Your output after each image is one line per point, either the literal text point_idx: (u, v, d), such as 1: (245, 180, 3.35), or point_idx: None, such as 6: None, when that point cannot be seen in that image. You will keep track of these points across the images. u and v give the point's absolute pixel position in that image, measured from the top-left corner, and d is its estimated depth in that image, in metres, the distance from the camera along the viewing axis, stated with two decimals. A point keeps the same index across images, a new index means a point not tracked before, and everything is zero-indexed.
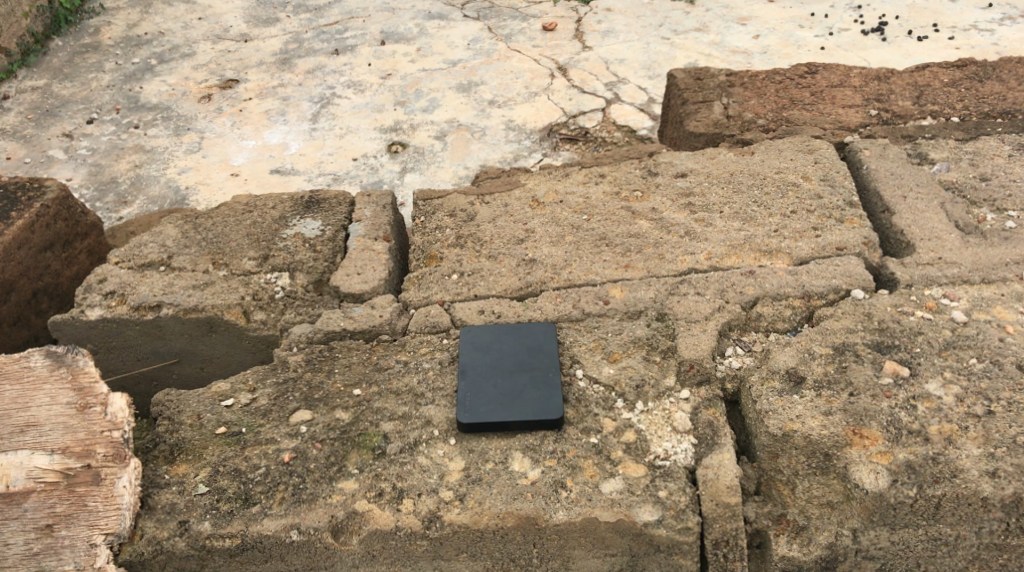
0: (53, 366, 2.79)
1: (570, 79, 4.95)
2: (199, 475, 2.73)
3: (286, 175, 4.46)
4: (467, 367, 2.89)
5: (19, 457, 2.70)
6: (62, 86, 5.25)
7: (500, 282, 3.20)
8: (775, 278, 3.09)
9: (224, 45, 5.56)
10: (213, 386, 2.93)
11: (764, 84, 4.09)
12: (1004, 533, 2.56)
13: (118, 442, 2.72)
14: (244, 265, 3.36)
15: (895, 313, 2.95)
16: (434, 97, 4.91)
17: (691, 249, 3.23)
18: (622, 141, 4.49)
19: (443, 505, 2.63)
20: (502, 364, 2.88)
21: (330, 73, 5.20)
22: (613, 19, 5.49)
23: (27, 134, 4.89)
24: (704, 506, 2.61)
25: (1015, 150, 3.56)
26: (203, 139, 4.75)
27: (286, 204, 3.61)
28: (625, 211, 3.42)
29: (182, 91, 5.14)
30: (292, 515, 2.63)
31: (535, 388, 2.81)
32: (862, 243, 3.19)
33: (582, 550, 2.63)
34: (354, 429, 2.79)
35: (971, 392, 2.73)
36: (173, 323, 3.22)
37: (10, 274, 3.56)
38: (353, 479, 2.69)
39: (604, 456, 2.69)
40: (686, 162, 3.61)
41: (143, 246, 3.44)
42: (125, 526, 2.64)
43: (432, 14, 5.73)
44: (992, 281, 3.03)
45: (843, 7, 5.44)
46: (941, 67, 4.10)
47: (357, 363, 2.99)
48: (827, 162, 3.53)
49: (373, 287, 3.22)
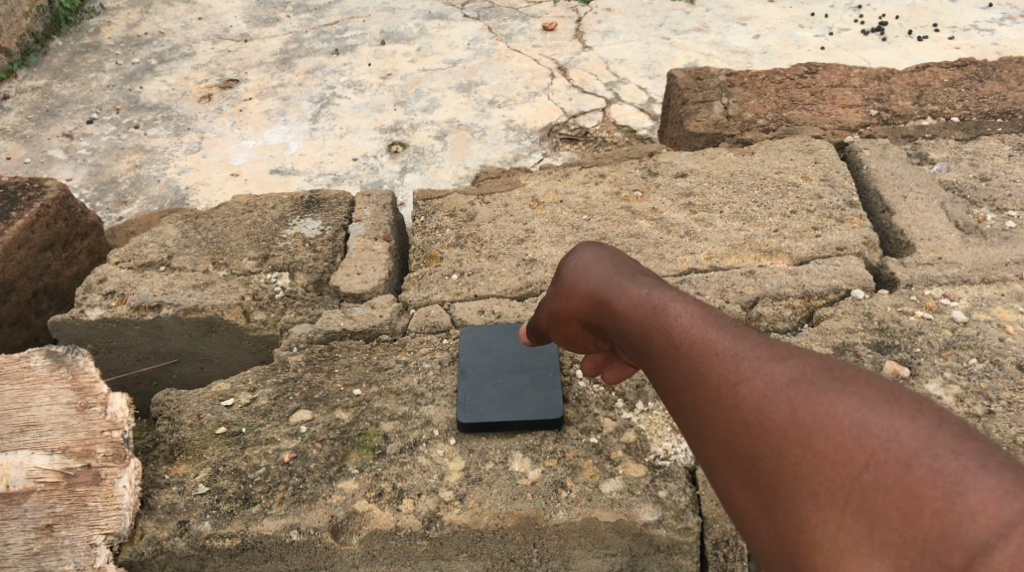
0: (53, 366, 2.79)
1: (570, 79, 4.94)
2: (199, 475, 2.73)
3: (286, 176, 4.46)
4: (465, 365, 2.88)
5: (19, 457, 2.70)
6: (61, 86, 5.25)
7: (500, 283, 3.20)
8: (775, 278, 3.09)
9: (224, 45, 5.56)
10: (213, 386, 2.93)
11: (764, 84, 4.09)
12: None
13: (118, 442, 2.72)
14: (244, 265, 3.36)
15: (895, 312, 2.95)
16: (434, 96, 4.91)
17: (691, 249, 3.23)
18: (623, 141, 4.49)
19: (443, 505, 2.63)
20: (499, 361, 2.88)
21: (330, 73, 5.20)
22: (614, 19, 5.49)
23: (27, 134, 4.89)
24: (704, 506, 2.61)
25: (1015, 150, 3.56)
26: (203, 139, 4.75)
27: (286, 204, 3.61)
28: (624, 210, 3.42)
29: (182, 91, 5.14)
30: (292, 515, 2.63)
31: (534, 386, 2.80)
32: (862, 243, 3.19)
33: (583, 549, 2.64)
34: (354, 429, 2.79)
35: (971, 392, 2.72)
36: (172, 323, 3.22)
37: (10, 274, 3.55)
38: (353, 479, 2.69)
39: (604, 456, 2.69)
40: (686, 162, 3.61)
41: (143, 246, 3.44)
42: (125, 526, 2.64)
43: (432, 15, 5.73)
44: (992, 281, 3.03)
45: (843, 7, 5.44)
46: (942, 67, 4.10)
47: (357, 363, 2.98)
48: (827, 162, 3.53)
49: (373, 287, 3.23)
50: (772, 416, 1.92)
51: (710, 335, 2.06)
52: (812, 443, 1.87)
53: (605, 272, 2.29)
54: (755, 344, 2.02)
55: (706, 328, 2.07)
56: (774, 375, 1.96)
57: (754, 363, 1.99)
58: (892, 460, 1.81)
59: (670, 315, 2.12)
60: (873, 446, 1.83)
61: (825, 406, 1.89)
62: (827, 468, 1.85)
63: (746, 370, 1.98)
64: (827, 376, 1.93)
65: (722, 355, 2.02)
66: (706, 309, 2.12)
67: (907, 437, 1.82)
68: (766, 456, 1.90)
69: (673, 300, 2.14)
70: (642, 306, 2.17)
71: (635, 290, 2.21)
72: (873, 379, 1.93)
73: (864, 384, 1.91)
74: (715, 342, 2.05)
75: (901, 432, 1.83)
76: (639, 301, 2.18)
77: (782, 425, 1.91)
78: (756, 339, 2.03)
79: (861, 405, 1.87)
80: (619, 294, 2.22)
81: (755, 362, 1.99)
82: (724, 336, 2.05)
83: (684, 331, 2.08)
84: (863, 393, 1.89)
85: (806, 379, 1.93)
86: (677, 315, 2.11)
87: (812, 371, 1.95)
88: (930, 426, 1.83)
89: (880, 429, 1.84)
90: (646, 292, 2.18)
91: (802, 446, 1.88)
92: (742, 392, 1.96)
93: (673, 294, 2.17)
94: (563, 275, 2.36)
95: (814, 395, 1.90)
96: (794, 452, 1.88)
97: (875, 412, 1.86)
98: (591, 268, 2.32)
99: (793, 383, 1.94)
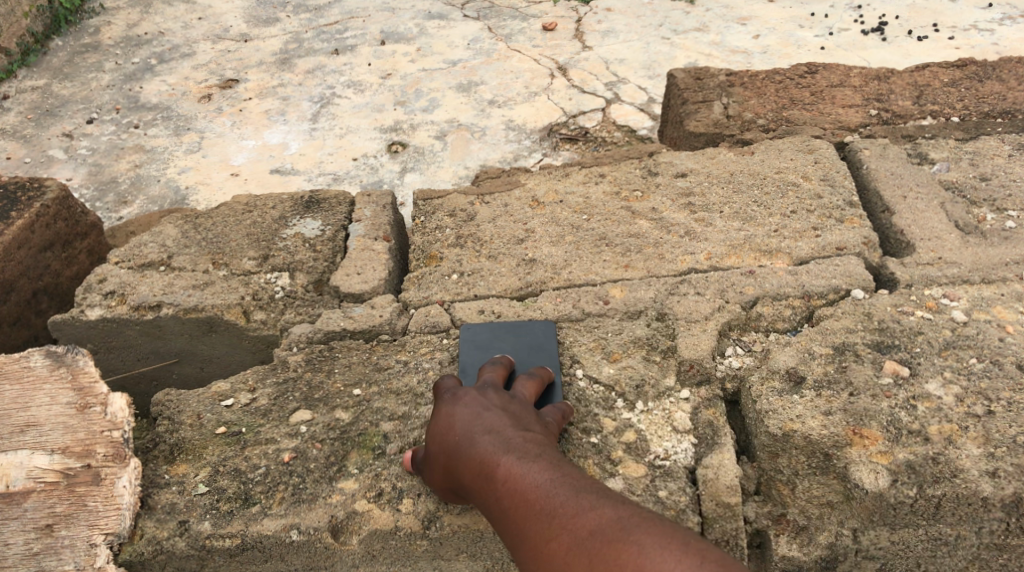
0: (53, 366, 2.79)
1: (570, 79, 4.94)
2: (199, 475, 2.72)
3: (285, 176, 4.46)
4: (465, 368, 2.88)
5: (19, 457, 2.70)
6: (61, 86, 5.25)
7: (500, 283, 3.20)
8: (775, 278, 3.09)
9: (224, 44, 5.56)
10: (213, 386, 2.93)
11: (764, 84, 4.09)
12: (1004, 533, 2.57)
13: (118, 442, 2.72)
14: (244, 265, 3.36)
15: (895, 312, 2.95)
16: (434, 96, 4.91)
17: (691, 249, 3.23)
18: (623, 141, 4.49)
19: (443, 505, 2.63)
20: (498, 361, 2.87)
21: (330, 73, 5.20)
22: (614, 19, 5.48)
23: (27, 134, 4.89)
24: (704, 506, 2.62)
25: (1015, 150, 3.56)
26: (203, 139, 4.75)
27: (286, 204, 3.61)
28: (624, 210, 3.42)
29: (181, 91, 5.14)
30: (292, 515, 2.63)
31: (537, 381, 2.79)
32: (862, 243, 3.19)
33: None
34: (354, 429, 2.79)
35: (971, 392, 2.73)
36: (172, 323, 3.22)
37: (10, 274, 3.55)
38: (353, 479, 2.69)
39: (604, 456, 2.69)
40: (686, 162, 3.61)
41: (143, 246, 3.43)
42: (125, 526, 2.64)
43: (432, 14, 5.73)
44: (992, 281, 3.03)
45: (843, 7, 5.44)
46: (942, 67, 4.10)
47: (358, 363, 2.98)
48: (827, 162, 3.53)
49: (373, 287, 3.23)
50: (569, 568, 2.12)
51: (530, 490, 2.26)
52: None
53: (459, 423, 2.49)
54: (562, 496, 2.22)
55: (528, 483, 2.28)
56: (575, 526, 2.16)
57: (559, 517, 2.19)
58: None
59: (500, 471, 2.33)
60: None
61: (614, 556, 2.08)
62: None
63: (553, 526, 2.18)
64: (616, 524, 2.13)
65: (537, 512, 2.22)
66: (534, 462, 2.33)
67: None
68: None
69: (503, 460, 2.34)
70: (480, 464, 2.37)
71: (476, 443, 2.42)
72: (659, 525, 2.11)
73: (647, 533, 2.09)
74: (533, 502, 2.24)
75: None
76: (481, 457, 2.38)
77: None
78: (565, 489, 2.23)
79: (639, 554, 2.06)
80: (464, 448, 2.43)
81: (560, 515, 2.19)
82: (540, 491, 2.25)
83: (509, 490, 2.29)
84: (644, 540, 2.08)
85: (595, 529, 2.13)
86: (508, 471, 2.32)
87: (606, 520, 2.14)
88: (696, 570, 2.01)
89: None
90: (485, 448, 2.39)
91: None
92: (548, 547, 2.17)
93: (505, 449, 2.37)
94: (436, 418, 2.55)
95: (603, 547, 2.10)
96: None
97: (655, 561, 2.04)
98: (454, 415, 2.52)
99: (587, 536, 2.13)
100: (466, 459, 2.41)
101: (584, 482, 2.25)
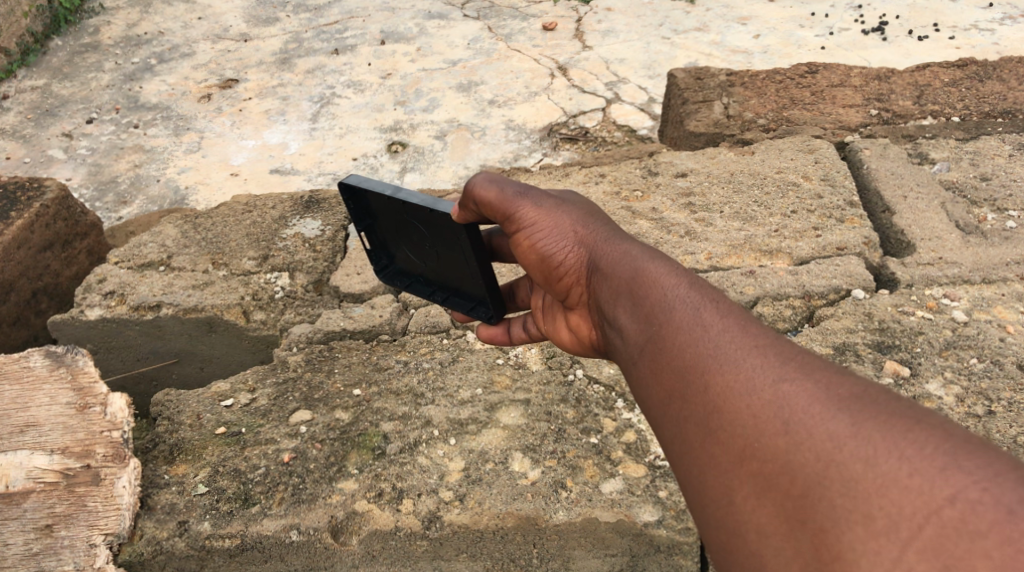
0: (53, 366, 2.79)
1: (570, 78, 4.93)
2: (199, 475, 2.72)
3: (285, 175, 4.46)
4: (347, 205, 2.47)
5: (18, 457, 2.69)
6: (61, 86, 5.25)
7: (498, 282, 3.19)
8: (775, 278, 3.08)
9: (224, 44, 5.56)
10: (213, 387, 2.93)
11: (764, 84, 4.10)
12: None
13: (118, 442, 2.72)
14: (244, 265, 3.36)
15: (895, 313, 2.94)
16: (434, 96, 4.90)
17: (691, 249, 3.22)
18: (623, 141, 4.47)
19: (443, 505, 2.61)
20: (374, 256, 2.59)
21: (330, 73, 5.20)
22: (613, 19, 5.48)
23: (27, 134, 4.89)
24: None
25: (1016, 150, 3.56)
26: (203, 138, 4.74)
27: (286, 205, 3.64)
28: (624, 210, 3.41)
29: (181, 91, 5.14)
30: (292, 515, 2.61)
31: (446, 287, 2.51)
32: (863, 243, 3.18)
33: (583, 549, 2.60)
34: (354, 429, 2.78)
35: (971, 393, 2.71)
36: (172, 323, 3.22)
37: (10, 274, 3.55)
38: (353, 479, 2.67)
39: (604, 456, 2.67)
40: (685, 162, 3.62)
41: (143, 246, 3.45)
42: (124, 526, 2.63)
43: (432, 14, 5.73)
44: (992, 281, 3.03)
45: (844, 7, 5.43)
46: (942, 68, 4.11)
47: (357, 363, 2.98)
48: (827, 162, 3.53)
49: (372, 287, 3.23)
50: (765, 467, 1.74)
51: (717, 350, 1.85)
52: (802, 514, 1.69)
53: (602, 238, 2.14)
54: (768, 371, 1.80)
55: (713, 341, 1.87)
56: (788, 415, 1.75)
57: (784, 352, 1.83)
58: (901, 564, 1.60)
59: (672, 316, 1.93)
60: (884, 535, 1.62)
61: (887, 415, 1.71)
62: (809, 549, 1.67)
63: (782, 362, 1.81)
64: (849, 430, 1.70)
65: (727, 383, 1.81)
66: (721, 308, 1.92)
67: (930, 532, 1.60)
68: (742, 515, 1.74)
69: (681, 283, 1.98)
70: (649, 283, 2.00)
71: (636, 266, 2.05)
72: (920, 435, 1.67)
73: (890, 410, 1.72)
74: (745, 334, 1.86)
75: (922, 523, 1.61)
76: (641, 282, 2.01)
77: (773, 483, 1.72)
78: (775, 361, 1.81)
79: (918, 413, 1.71)
80: (620, 280, 2.05)
81: (786, 352, 1.83)
82: (734, 356, 1.83)
83: (682, 342, 1.89)
84: (893, 462, 1.66)
85: (816, 429, 1.72)
86: (699, 292, 1.95)
87: (826, 390, 1.76)
88: (964, 523, 1.59)
89: (899, 514, 1.62)
90: (650, 263, 2.04)
91: (786, 514, 1.70)
92: (775, 385, 1.78)
93: (678, 281, 1.98)
94: (564, 208, 2.21)
95: (860, 399, 1.73)
96: (777, 522, 1.71)
97: (945, 425, 1.69)
98: (587, 226, 2.18)
99: (832, 378, 1.77)
100: (616, 279, 2.06)
101: (798, 355, 1.82)
